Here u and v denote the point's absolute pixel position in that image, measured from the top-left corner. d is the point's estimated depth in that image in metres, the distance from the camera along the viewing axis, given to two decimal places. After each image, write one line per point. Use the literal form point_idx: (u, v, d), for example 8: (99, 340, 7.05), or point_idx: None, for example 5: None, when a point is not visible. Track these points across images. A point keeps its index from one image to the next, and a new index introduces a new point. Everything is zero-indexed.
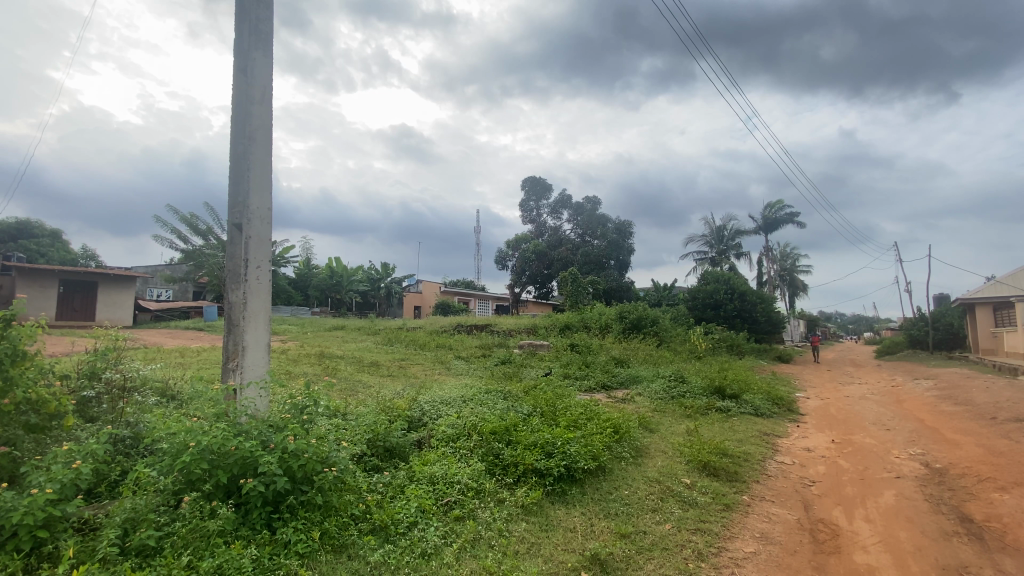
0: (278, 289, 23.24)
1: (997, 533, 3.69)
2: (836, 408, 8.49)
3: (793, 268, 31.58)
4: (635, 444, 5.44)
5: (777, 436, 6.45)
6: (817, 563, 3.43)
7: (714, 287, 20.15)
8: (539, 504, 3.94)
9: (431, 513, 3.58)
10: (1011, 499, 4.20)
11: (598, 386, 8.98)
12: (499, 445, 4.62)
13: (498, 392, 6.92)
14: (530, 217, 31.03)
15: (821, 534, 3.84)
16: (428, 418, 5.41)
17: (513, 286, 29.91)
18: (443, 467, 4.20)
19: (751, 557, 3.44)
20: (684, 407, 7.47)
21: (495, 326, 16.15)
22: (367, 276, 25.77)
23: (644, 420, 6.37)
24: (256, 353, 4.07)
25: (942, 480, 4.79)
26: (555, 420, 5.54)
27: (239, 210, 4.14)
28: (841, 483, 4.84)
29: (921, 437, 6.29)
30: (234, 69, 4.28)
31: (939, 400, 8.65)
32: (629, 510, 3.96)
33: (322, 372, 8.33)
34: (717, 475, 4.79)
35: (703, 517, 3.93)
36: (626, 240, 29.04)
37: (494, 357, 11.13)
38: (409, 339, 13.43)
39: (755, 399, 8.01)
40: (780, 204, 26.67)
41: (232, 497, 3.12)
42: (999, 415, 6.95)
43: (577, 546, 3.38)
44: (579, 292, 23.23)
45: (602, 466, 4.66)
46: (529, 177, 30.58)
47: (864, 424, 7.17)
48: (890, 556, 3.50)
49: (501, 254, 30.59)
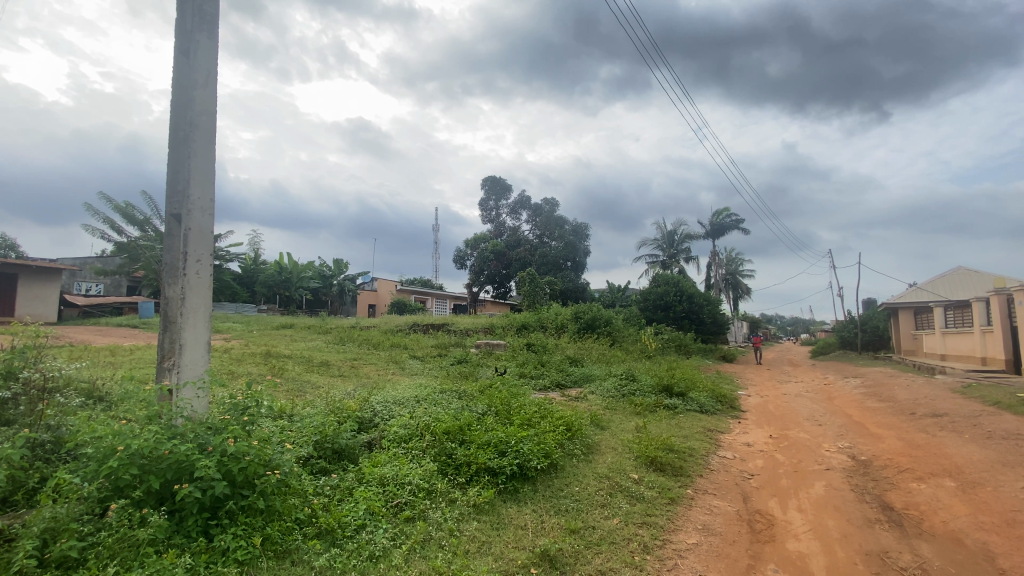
0: (222, 285, 22.04)
1: (915, 520, 4.00)
2: (773, 404, 8.98)
3: (738, 272, 33.15)
4: (586, 441, 5.55)
5: (720, 432, 6.74)
6: (754, 552, 3.62)
7: (665, 288, 20.87)
8: (491, 502, 3.94)
9: (380, 515, 3.51)
10: (927, 488, 4.58)
11: (553, 385, 9.08)
12: (452, 445, 4.59)
13: (453, 392, 6.88)
14: (489, 216, 31.01)
15: (757, 523, 4.05)
16: (380, 418, 5.31)
17: (470, 286, 29.77)
18: (394, 468, 4.13)
19: (693, 548, 3.58)
20: (634, 405, 7.69)
21: (452, 326, 16.01)
22: (319, 273, 25.20)
23: (596, 417, 6.51)
24: (195, 352, 3.84)
25: (867, 471, 5.16)
26: (509, 418, 5.55)
27: (179, 200, 3.91)
28: (778, 476, 5.13)
29: (849, 431, 6.77)
30: (175, 51, 4.04)
31: (866, 396, 9.33)
32: (579, 506, 4.03)
33: (268, 371, 8.00)
34: (664, 470, 4.95)
35: (649, 511, 4.06)
36: (582, 242, 29.60)
37: (450, 357, 11.04)
38: (363, 338, 13.10)
39: (701, 397, 8.35)
40: (726, 211, 27.93)
41: (166, 504, 2.94)
42: (918, 411, 7.58)
43: (528, 543, 3.41)
44: (536, 292, 23.41)
45: (554, 463, 4.73)
46: (489, 176, 30.56)
47: (799, 419, 7.62)
48: (819, 543, 3.73)
49: (459, 252, 30.38)
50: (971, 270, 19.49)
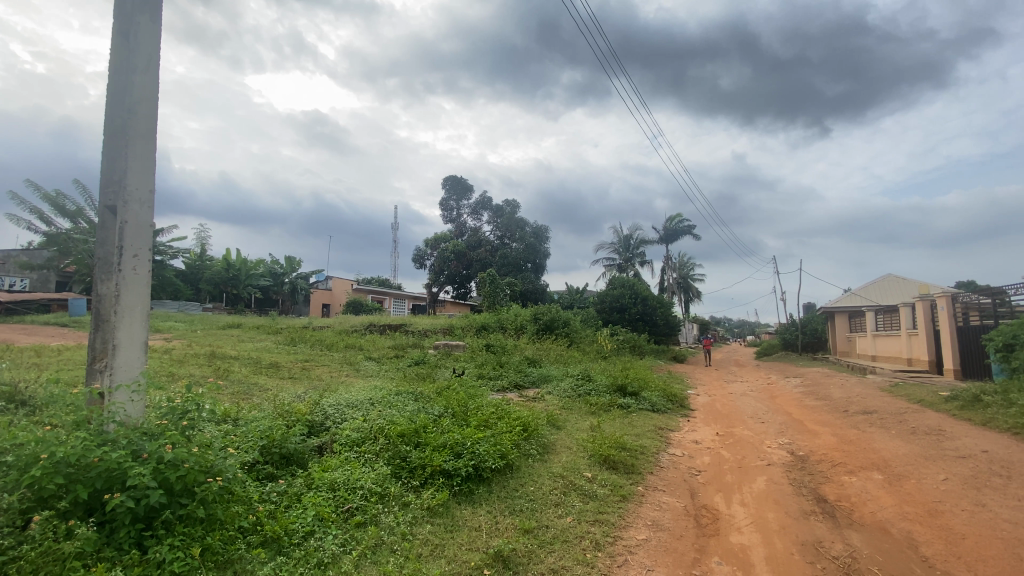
0: (164, 282, 20.82)
1: (846, 511, 4.28)
2: (720, 403, 9.37)
3: (691, 276, 34.38)
4: (542, 441, 5.60)
5: (671, 431, 6.97)
6: (700, 545, 3.76)
7: (621, 291, 21.37)
8: (445, 505, 3.91)
9: (330, 521, 3.42)
10: (858, 481, 4.91)
11: (510, 386, 9.10)
12: (407, 447, 4.53)
13: (409, 394, 6.79)
14: (449, 216, 30.79)
15: (703, 518, 4.21)
16: (331, 422, 5.17)
17: (430, 286, 29.42)
18: (346, 473, 4.03)
19: (643, 544, 3.69)
20: (590, 405, 7.84)
21: (410, 326, 15.76)
22: (269, 270, 24.24)
23: (553, 418, 6.58)
24: (131, 352, 3.60)
25: (804, 466, 5.47)
26: (465, 420, 5.54)
27: (114, 190, 3.65)
28: (723, 471, 5.36)
29: (789, 428, 7.16)
30: (113, 31, 3.78)
31: (804, 395, 9.90)
32: (533, 506, 4.06)
33: (213, 373, 7.62)
34: (616, 468, 5.07)
35: (602, 508, 4.15)
36: (542, 244, 29.89)
37: (407, 358, 10.86)
38: (316, 338, 12.70)
39: (653, 396, 8.62)
40: (679, 217, 28.92)
41: (96, 514, 2.75)
42: (851, 408, 8.10)
43: (482, 544, 3.41)
44: (496, 293, 23.39)
45: (510, 464, 4.75)
46: (449, 175, 30.32)
47: (744, 417, 7.99)
48: (759, 535, 3.92)
49: (418, 252, 29.97)
50: (899, 277, 21.04)
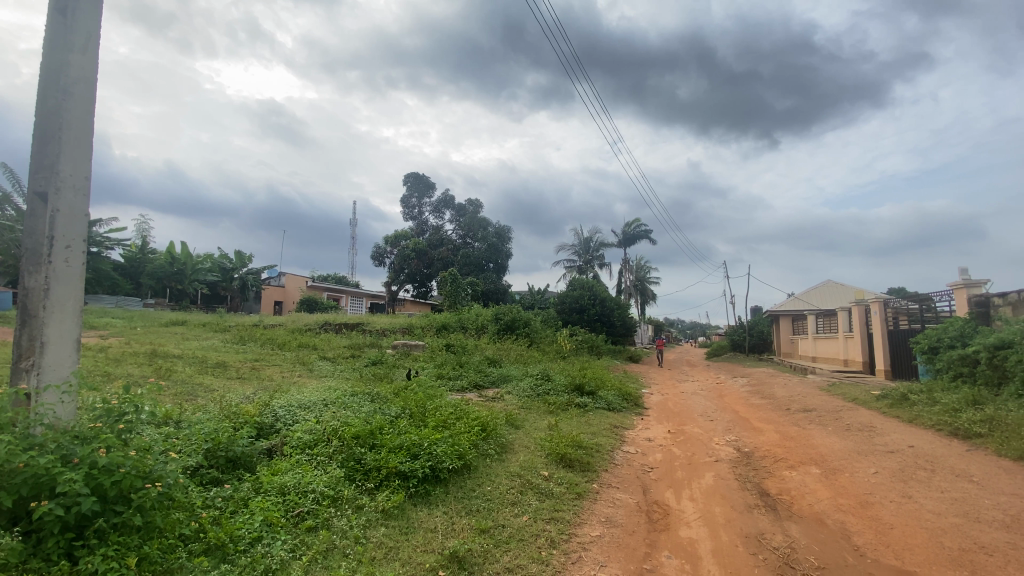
0: (99, 274, 19.48)
1: (786, 504, 4.53)
2: (672, 402, 9.68)
3: (647, 279, 35.39)
4: (500, 441, 5.62)
5: (625, 429, 7.15)
6: (651, 541, 3.88)
7: (581, 292, 21.70)
8: (400, 507, 3.86)
9: (279, 526, 3.31)
10: (797, 475, 5.20)
11: (470, 386, 9.07)
12: (362, 450, 4.43)
13: (365, 394, 6.65)
14: (411, 214, 30.36)
15: (655, 514, 4.35)
16: (282, 423, 5.00)
17: (389, 284, 28.88)
18: (296, 476, 3.90)
19: (596, 541, 3.77)
20: (548, 404, 7.93)
21: (367, 326, 15.44)
22: (218, 265, 23.14)
23: (511, 417, 6.61)
24: (61, 350, 3.35)
25: (749, 461, 5.74)
26: (423, 421, 5.48)
27: (45, 176, 3.38)
28: (674, 468, 5.55)
29: (735, 426, 7.49)
30: (48, 6, 3.52)
31: (751, 394, 10.38)
32: (490, 505, 4.07)
33: (153, 373, 7.20)
34: (572, 466, 5.15)
35: (557, 506, 4.21)
36: (504, 244, 29.96)
37: (364, 358, 10.63)
38: (267, 337, 12.24)
39: (609, 395, 8.82)
40: (637, 221, 29.69)
41: (20, 524, 2.55)
42: (792, 406, 8.57)
43: (437, 545, 3.39)
44: (458, 292, 23.05)
45: (468, 464, 4.74)
46: (412, 172, 29.89)
47: (694, 415, 8.29)
48: (707, 528, 4.08)
49: (378, 249, 29.37)
50: (838, 283, 22.42)
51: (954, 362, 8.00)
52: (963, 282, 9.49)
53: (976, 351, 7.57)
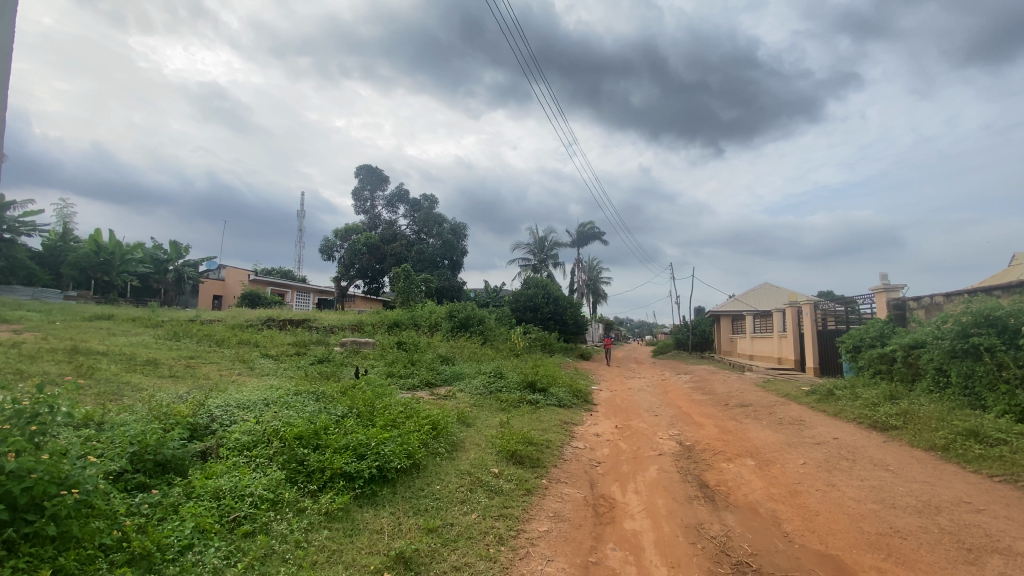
0: (11, 263, 17.71)
1: (723, 495, 4.76)
2: (620, 398, 9.96)
3: (599, 279, 36.24)
4: (451, 439, 5.58)
5: (575, 425, 7.27)
6: (596, 533, 3.98)
7: (535, 291, 21.88)
8: (345, 508, 3.75)
9: (212, 533, 3.13)
10: (733, 467, 5.48)
11: (422, 384, 8.96)
12: (305, 450, 4.27)
13: (310, 394, 6.40)
14: (363, 208, 29.57)
15: (601, 507, 4.46)
16: (217, 424, 4.73)
17: (339, 279, 28.00)
18: (232, 480, 3.71)
19: (544, 535, 3.81)
20: (500, 401, 7.96)
21: (313, 322, 14.88)
22: (150, 257, 21.94)
23: (463, 415, 6.56)
24: None
25: (690, 455, 5.99)
26: (371, 420, 5.35)
27: None
28: (619, 462, 5.71)
29: (678, 420, 7.81)
30: None
31: (693, 390, 10.85)
32: (439, 504, 4.04)
33: (72, 371, 6.61)
34: (522, 463, 5.19)
35: (506, 503, 4.22)
36: (460, 241, 29.78)
37: (310, 356, 10.24)
38: (204, 333, 11.54)
39: (560, 391, 8.96)
40: (590, 223, 30.32)
41: None
42: (731, 401, 9.03)
43: (383, 547, 3.32)
44: (410, 288, 22.64)
45: (417, 463, 4.68)
46: (364, 164, 29.07)
47: (641, 411, 8.57)
48: (650, 520, 4.22)
49: (326, 243, 28.38)
50: (773, 286, 23.84)
51: (873, 360, 8.72)
52: (883, 287, 10.31)
53: (893, 351, 8.26)
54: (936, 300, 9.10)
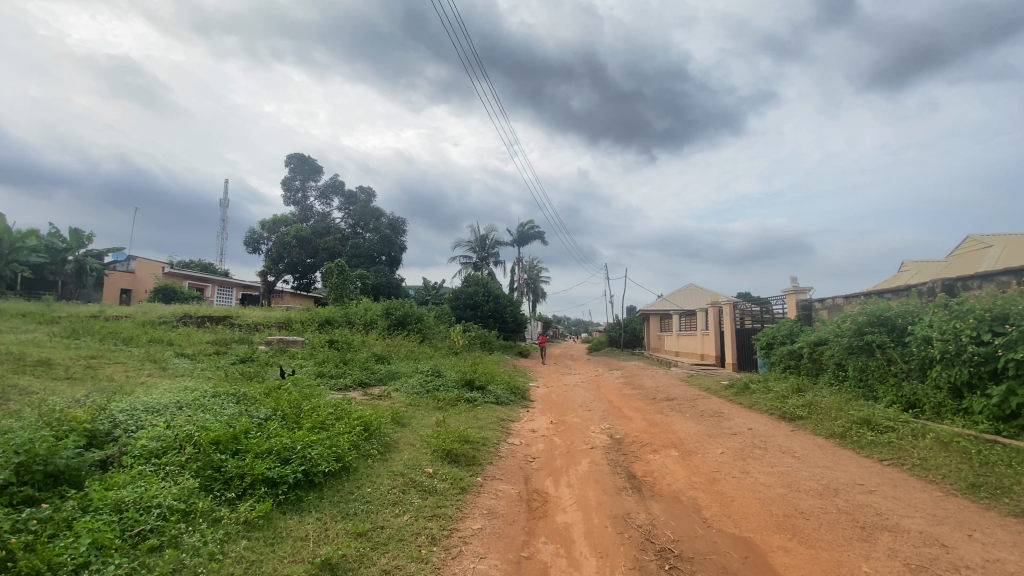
0: None
1: (650, 485, 4.98)
2: (556, 394, 10.17)
3: (538, 278, 36.76)
4: (384, 440, 5.44)
5: (511, 422, 7.34)
6: (529, 528, 4.03)
7: (475, 288, 21.77)
8: (267, 516, 3.55)
9: (112, 549, 2.84)
10: (659, 458, 5.77)
11: (354, 384, 8.65)
12: (222, 456, 3.99)
13: (229, 395, 6.00)
14: (294, 198, 28.10)
15: (534, 502, 4.52)
16: (121, 431, 4.31)
17: (266, 274, 26.41)
18: (137, 491, 3.38)
19: (477, 533, 3.81)
20: (437, 400, 7.86)
21: (236, 319, 13.95)
22: (44, 245, 19.33)
23: (397, 415, 6.43)
24: None
25: (620, 447, 6.23)
26: (298, 422, 5.10)
27: None
28: (553, 457, 5.83)
29: (610, 414, 8.10)
30: None
31: (625, 385, 11.30)
32: (369, 507, 3.92)
33: None
34: (458, 462, 5.15)
35: (440, 503, 4.18)
36: (398, 237, 29.12)
37: (231, 355, 9.60)
38: (109, 331, 10.47)
39: (497, 389, 8.99)
40: (531, 223, 30.68)
41: None
42: (658, 396, 9.49)
43: (307, 554, 3.17)
44: (344, 285, 21.76)
45: (346, 466, 4.52)
46: (295, 152, 27.63)
47: (575, 406, 8.79)
48: (581, 512, 4.34)
49: (252, 235, 26.71)
50: (698, 287, 25.32)
51: (784, 356, 9.50)
52: (793, 288, 11.23)
53: (801, 347, 9.03)
54: (837, 301, 10.06)
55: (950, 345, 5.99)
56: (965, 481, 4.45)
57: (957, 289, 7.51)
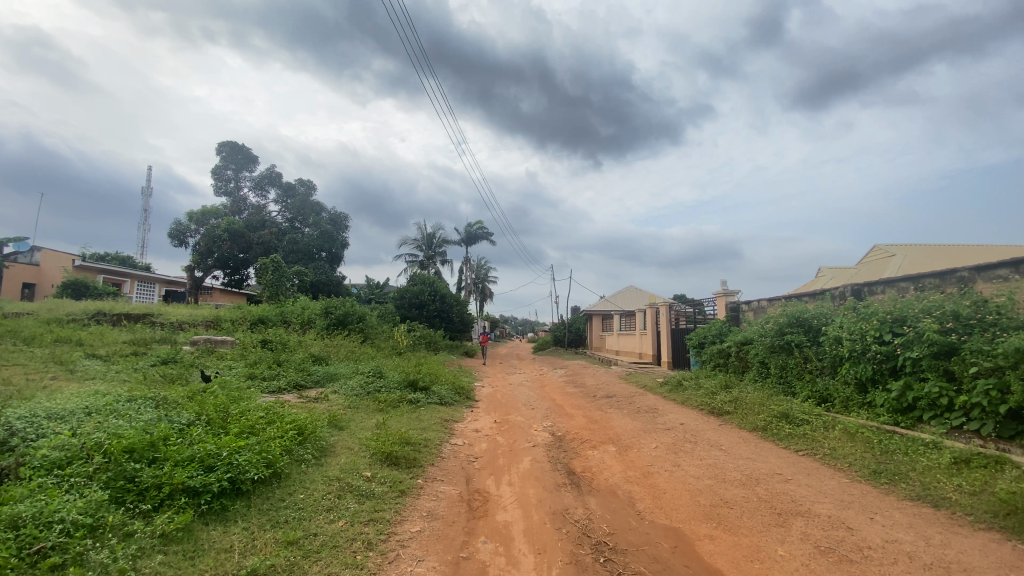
0: None
1: (588, 480, 5.12)
2: (500, 393, 10.21)
3: (485, 278, 36.75)
4: (319, 444, 5.24)
5: (455, 422, 7.28)
6: (469, 528, 4.03)
7: (421, 288, 21.43)
8: (187, 528, 3.32)
9: (5, 570, 2.55)
10: (598, 454, 5.93)
11: (288, 386, 8.27)
12: (137, 465, 3.69)
13: (147, 400, 5.56)
14: (225, 189, 26.48)
15: (475, 502, 4.52)
16: (16, 440, 3.87)
17: (193, 269, 24.70)
18: (35, 505, 3.05)
19: (416, 536, 3.76)
20: (378, 402, 7.66)
21: (158, 317, 12.95)
22: None
23: (334, 418, 6.21)
24: None
25: (561, 444, 6.35)
26: (224, 427, 4.82)
27: None
28: (496, 456, 5.85)
29: (552, 412, 8.24)
30: None
31: (567, 384, 11.53)
32: (302, 514, 3.76)
33: None
34: (398, 464, 5.06)
35: (377, 507, 4.07)
36: (340, 233, 28.16)
37: (150, 356, 8.89)
38: (5, 329, 9.40)
39: (441, 390, 8.91)
40: (478, 222, 30.64)
41: None
42: (598, 393, 9.76)
43: (231, 566, 3.00)
44: (281, 281, 20.69)
45: (277, 472, 4.32)
46: (227, 140, 26.02)
47: (519, 405, 8.86)
48: (521, 510, 4.38)
49: (178, 228, 24.90)
50: (638, 288, 26.30)
51: (714, 355, 10.06)
52: (723, 291, 11.92)
53: (729, 346, 9.59)
54: (761, 304, 10.77)
55: (857, 344, 6.59)
56: (869, 468, 4.90)
57: (864, 293, 8.26)
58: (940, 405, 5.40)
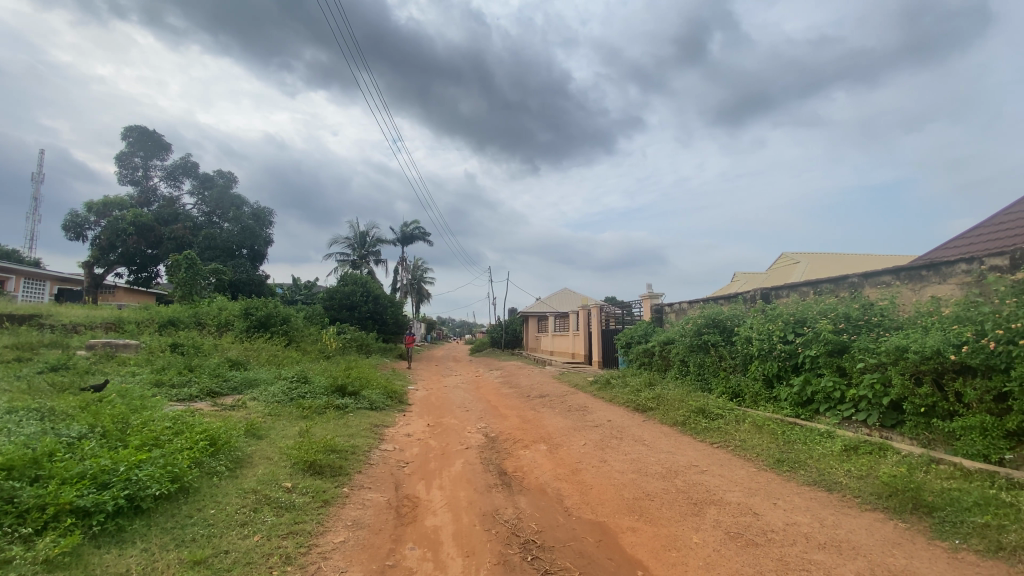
0: None
1: (518, 480, 5.18)
2: (434, 396, 10.07)
3: (422, 279, 36.19)
4: (235, 455, 4.91)
5: (385, 427, 7.09)
6: (396, 535, 3.93)
7: (352, 288, 20.71)
8: (75, 553, 2.98)
9: None
10: (529, 453, 6.01)
11: (201, 394, 7.67)
12: (14, 485, 3.25)
13: (30, 412, 4.93)
14: (132, 177, 24.18)
15: (403, 508, 4.43)
16: None
17: (92, 265, 22.32)
18: None
19: (339, 546, 3.62)
20: (301, 408, 7.29)
21: (47, 318, 11.54)
22: None
23: (252, 427, 5.84)
24: None
25: (494, 445, 6.38)
26: (123, 440, 4.38)
27: None
28: (427, 460, 5.77)
29: (486, 414, 8.25)
30: None
31: (502, 384, 11.60)
32: (211, 531, 3.50)
33: None
34: (321, 473, 4.85)
35: (298, 519, 3.88)
36: (264, 228, 26.64)
37: (37, 362, 7.91)
38: None
39: (372, 394, 8.65)
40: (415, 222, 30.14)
41: None
42: (532, 393, 9.90)
43: None
44: (195, 280, 19.12)
45: (183, 487, 4.00)
46: (135, 124, 23.79)
47: (453, 407, 8.79)
48: (450, 514, 4.34)
49: (74, 219, 22.35)
50: (572, 290, 27.04)
51: (640, 354, 10.55)
52: (648, 293, 12.53)
53: (654, 346, 10.08)
54: (682, 306, 11.45)
55: (765, 343, 7.16)
56: (773, 457, 5.34)
57: (771, 296, 9.02)
58: (834, 398, 6.00)
